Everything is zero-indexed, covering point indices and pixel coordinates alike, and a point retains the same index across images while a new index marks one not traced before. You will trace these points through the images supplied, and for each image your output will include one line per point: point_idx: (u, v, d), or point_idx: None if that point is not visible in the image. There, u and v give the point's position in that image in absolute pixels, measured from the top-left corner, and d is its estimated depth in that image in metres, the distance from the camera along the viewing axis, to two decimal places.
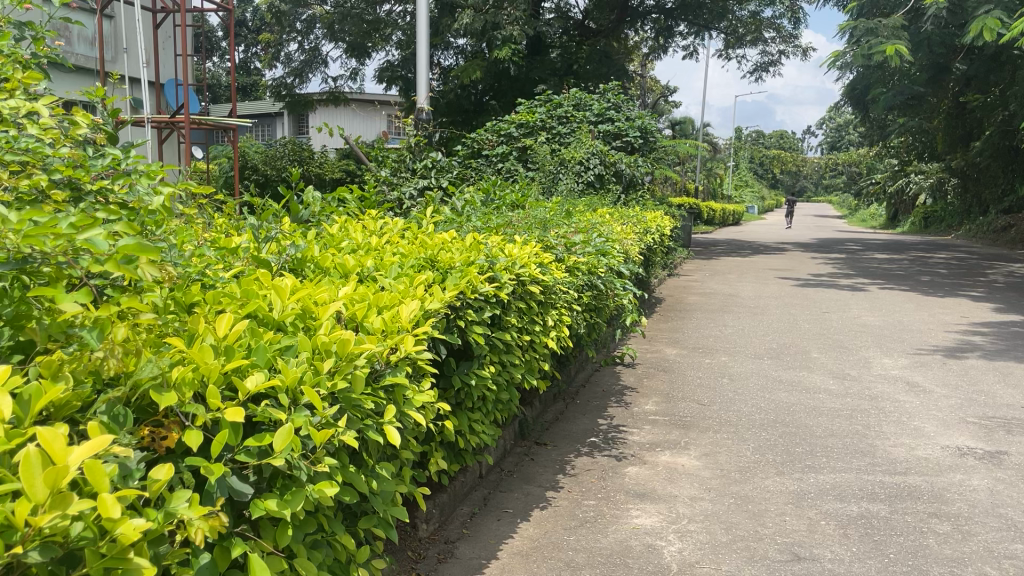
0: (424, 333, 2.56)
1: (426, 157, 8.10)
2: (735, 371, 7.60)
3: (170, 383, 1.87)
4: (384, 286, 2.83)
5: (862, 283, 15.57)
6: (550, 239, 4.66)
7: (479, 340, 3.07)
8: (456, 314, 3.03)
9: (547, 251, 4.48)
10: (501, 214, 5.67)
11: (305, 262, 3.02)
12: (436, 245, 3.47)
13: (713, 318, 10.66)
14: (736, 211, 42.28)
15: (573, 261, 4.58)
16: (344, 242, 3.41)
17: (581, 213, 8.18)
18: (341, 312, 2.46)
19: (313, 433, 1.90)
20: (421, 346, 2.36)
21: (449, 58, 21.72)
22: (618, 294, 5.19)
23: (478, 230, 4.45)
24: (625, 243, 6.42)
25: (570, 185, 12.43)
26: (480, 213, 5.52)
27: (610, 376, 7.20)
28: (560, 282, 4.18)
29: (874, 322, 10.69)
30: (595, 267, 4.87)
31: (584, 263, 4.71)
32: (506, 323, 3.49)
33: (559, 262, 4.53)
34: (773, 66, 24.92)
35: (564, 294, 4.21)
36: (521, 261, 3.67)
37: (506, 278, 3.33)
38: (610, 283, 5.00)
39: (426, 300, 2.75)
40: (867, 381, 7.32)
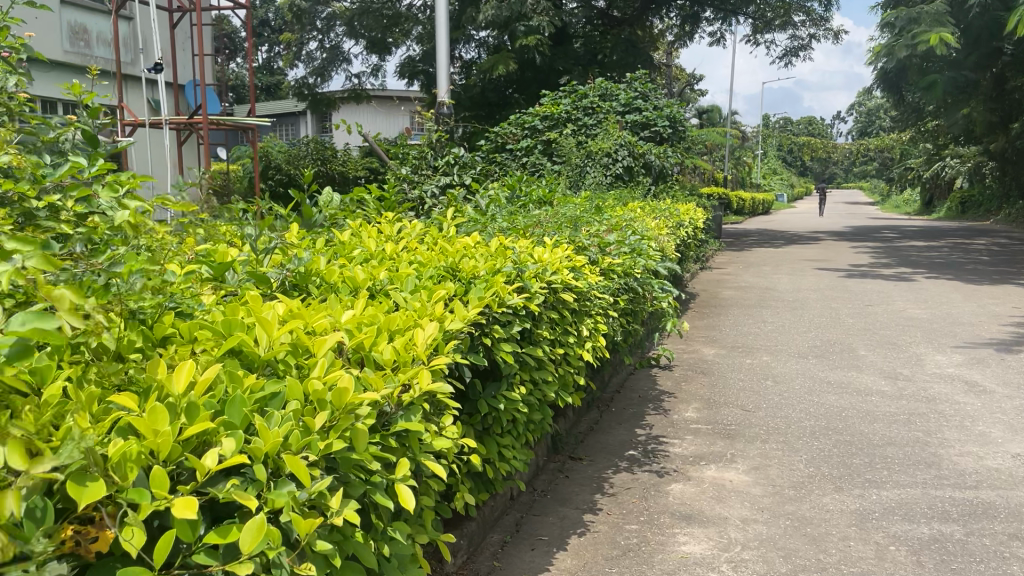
0: (444, 362, 2.23)
1: (448, 153, 7.79)
2: (778, 372, 7.18)
3: (107, 463, 1.54)
4: (398, 303, 2.50)
5: (905, 273, 14.98)
6: (582, 239, 4.30)
7: (508, 360, 2.70)
8: (481, 332, 2.68)
9: (580, 253, 4.11)
10: (527, 212, 5.32)
11: (310, 277, 2.74)
12: (458, 252, 3.12)
13: (750, 314, 10.22)
14: (766, 200, 41.55)
15: (608, 262, 4.20)
16: (355, 251, 3.09)
17: (611, 208, 7.81)
18: (342, 344, 2.13)
19: (297, 520, 1.60)
20: (437, 384, 2.02)
21: (471, 51, 21.38)
22: (657, 297, 4.82)
23: (503, 232, 4.09)
24: (662, 240, 6.05)
25: (598, 179, 12.04)
26: (505, 212, 5.18)
27: (646, 380, 6.84)
28: (595, 286, 3.81)
29: (921, 315, 10.18)
30: (632, 268, 4.51)
31: (620, 265, 4.34)
32: (537, 337, 3.14)
33: (593, 264, 4.16)
34: (803, 50, 24.29)
35: (599, 300, 3.84)
36: (553, 267, 3.31)
37: (536, 289, 2.97)
38: (648, 285, 4.64)
39: (447, 320, 2.40)
40: (922, 381, 6.86)
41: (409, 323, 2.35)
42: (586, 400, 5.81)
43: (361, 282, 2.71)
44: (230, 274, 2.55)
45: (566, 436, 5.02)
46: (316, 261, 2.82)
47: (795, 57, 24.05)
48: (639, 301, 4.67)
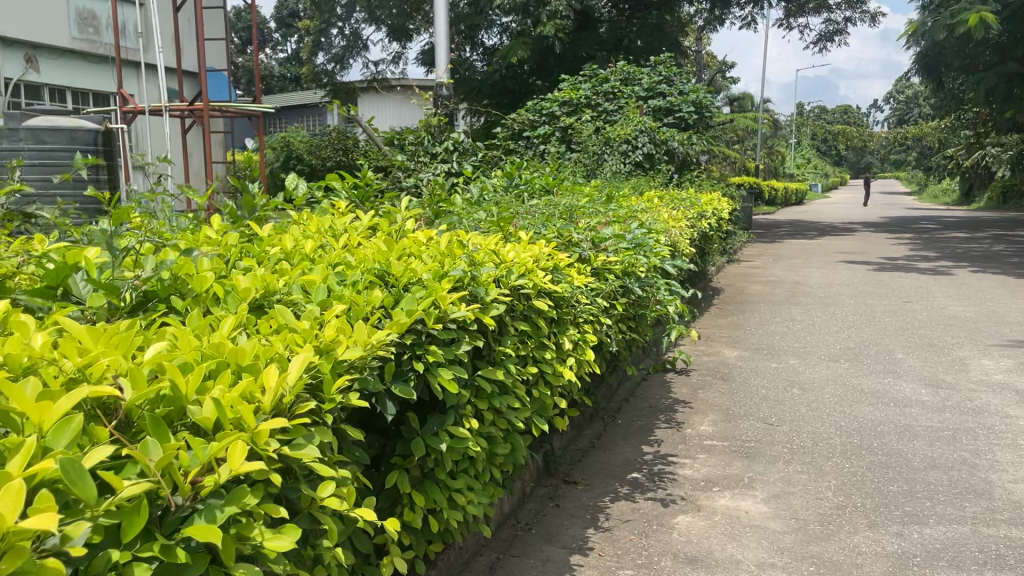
0: (304, 416, 1.69)
1: (447, 139, 7.22)
2: (806, 378, 6.52)
3: None
4: (285, 322, 1.98)
5: (945, 267, 14.13)
6: (573, 231, 3.72)
7: (447, 390, 2.13)
8: (410, 352, 2.12)
9: (568, 252, 3.54)
10: (523, 203, 4.79)
11: (180, 283, 2.38)
12: (401, 250, 2.57)
13: (778, 312, 9.53)
14: (798, 190, 40.48)
15: (601, 262, 3.64)
16: (269, 252, 2.61)
17: (624, 199, 7.18)
18: (139, 392, 1.62)
19: None
20: (250, 466, 1.48)
21: (493, 37, 20.63)
22: (662, 300, 4.21)
23: (482, 229, 3.53)
24: (679, 238, 5.45)
25: (616, 168, 11.38)
26: (495, 203, 4.65)
27: (659, 387, 6.22)
28: (580, 289, 3.23)
29: (963, 313, 9.42)
30: (633, 268, 3.89)
31: (617, 265, 3.74)
32: (499, 355, 2.60)
33: (584, 264, 3.58)
34: (839, 34, 23.35)
35: (585, 306, 3.25)
36: (523, 268, 2.73)
37: (489, 298, 2.40)
38: (653, 291, 4.05)
39: (337, 347, 1.85)
40: (967, 390, 6.16)
41: (269, 357, 1.83)
42: (588, 409, 5.26)
43: (251, 288, 2.19)
44: (79, 282, 2.25)
45: (560, 454, 4.46)
46: (191, 267, 2.39)
47: (830, 42, 23.11)
48: (643, 307, 4.06)
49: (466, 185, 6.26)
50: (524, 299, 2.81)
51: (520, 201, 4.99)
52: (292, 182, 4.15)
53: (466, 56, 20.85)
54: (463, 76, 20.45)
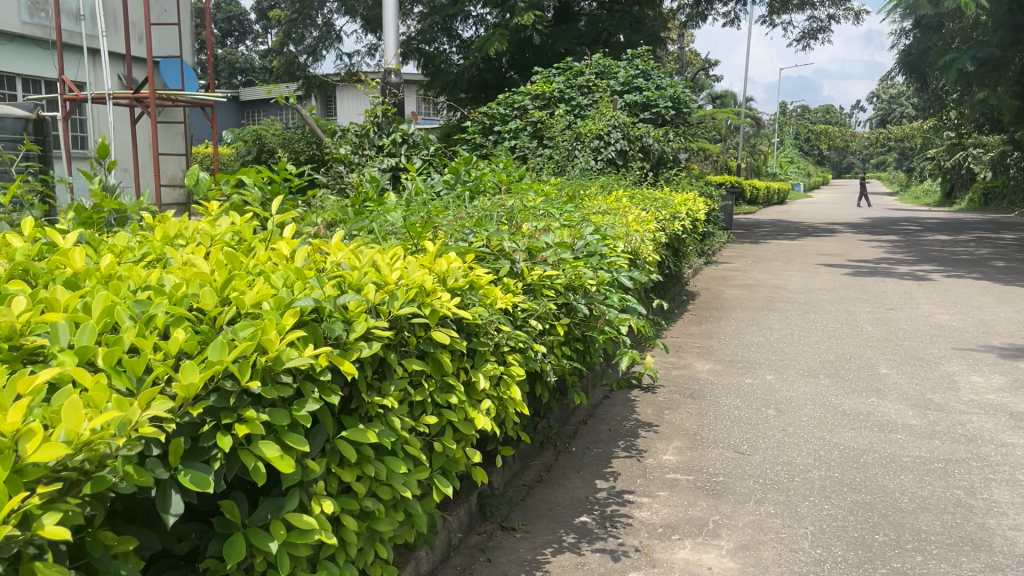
0: None
1: (395, 130, 6.60)
2: (783, 397, 5.96)
3: None
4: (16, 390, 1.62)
5: (928, 271, 13.67)
6: (506, 237, 3.15)
7: (262, 474, 1.73)
8: (213, 422, 1.78)
9: (494, 267, 3.00)
10: (466, 204, 4.24)
11: None
12: (243, 277, 2.16)
13: (755, 319, 9.00)
14: (781, 190, 40.20)
15: (536, 276, 3.07)
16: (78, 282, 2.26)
17: (588, 199, 6.62)
18: None
19: None
20: None
21: (470, 29, 20.08)
22: (611, 320, 3.46)
23: (392, 239, 3.05)
24: (644, 246, 4.91)
25: (588, 165, 10.76)
26: (430, 204, 4.12)
27: (621, 407, 5.65)
28: (502, 314, 2.65)
29: (949, 322, 8.93)
30: (580, 281, 3.31)
31: (561, 279, 3.18)
32: (375, 410, 2.04)
33: (516, 280, 3.03)
34: (822, 32, 22.96)
35: (509, 335, 2.67)
36: (413, 292, 2.17)
37: (349, 338, 1.93)
38: (601, 308, 3.44)
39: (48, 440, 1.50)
40: (958, 412, 5.62)
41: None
42: (538, 433, 4.67)
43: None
44: None
45: (499, 492, 3.88)
46: None
47: (813, 40, 22.68)
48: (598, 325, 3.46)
49: (412, 180, 5.70)
50: (422, 328, 2.27)
51: (465, 200, 4.46)
52: (194, 175, 3.72)
53: (443, 48, 20.18)
54: (438, 69, 19.85)
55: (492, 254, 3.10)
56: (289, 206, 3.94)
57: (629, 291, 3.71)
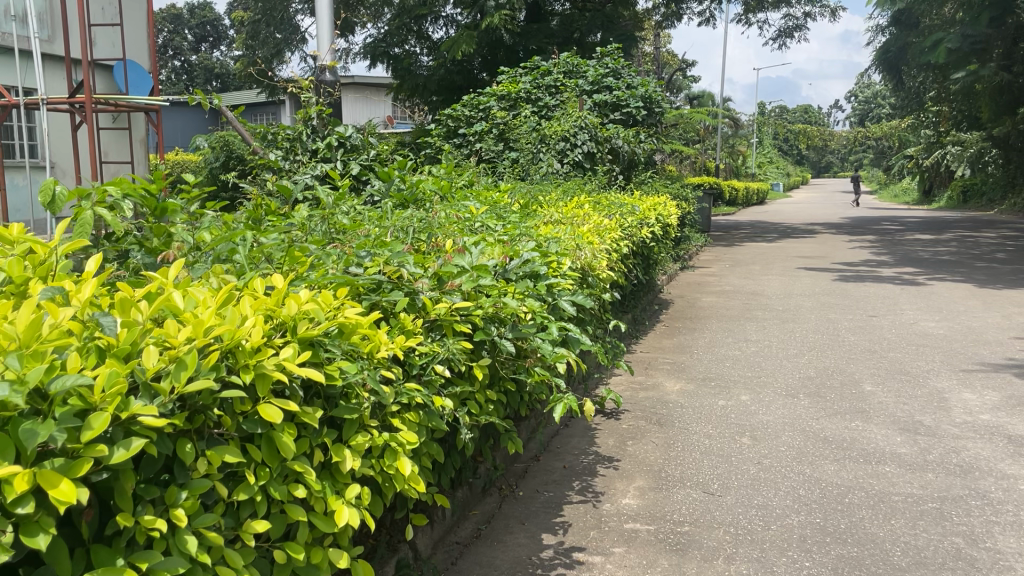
0: None
1: (331, 134, 5.99)
2: (758, 422, 5.40)
3: None
4: None
5: (910, 274, 13.21)
6: (408, 262, 2.60)
7: None
8: None
9: (386, 299, 2.48)
10: (393, 219, 3.71)
11: None
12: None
13: (731, 330, 8.46)
14: (761, 189, 39.89)
15: (445, 309, 2.52)
16: None
17: (544, 208, 6.07)
18: None
19: None
20: None
21: (440, 30, 19.54)
22: (545, 355, 2.89)
23: (262, 273, 2.57)
24: (597, 261, 4.34)
25: (553, 169, 10.17)
26: (345, 218, 3.60)
27: (580, 438, 5.07)
28: (378, 373, 2.12)
29: (935, 330, 8.42)
30: (503, 314, 2.78)
31: (480, 313, 2.65)
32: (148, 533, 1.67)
33: (420, 319, 2.49)
34: (799, 29, 22.58)
35: (389, 399, 2.17)
36: (213, 358, 1.80)
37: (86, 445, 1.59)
38: (532, 341, 2.86)
39: None
40: (950, 438, 5.10)
41: None
42: (480, 476, 4.04)
43: None
44: None
45: (425, 557, 3.22)
46: None
47: (789, 38, 22.32)
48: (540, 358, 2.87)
49: (351, 190, 5.13)
50: (237, 405, 1.88)
51: (390, 214, 3.95)
52: (47, 190, 3.23)
53: (412, 50, 19.56)
54: (407, 71, 19.22)
55: (399, 284, 2.53)
56: (177, 220, 3.41)
57: (575, 313, 3.18)
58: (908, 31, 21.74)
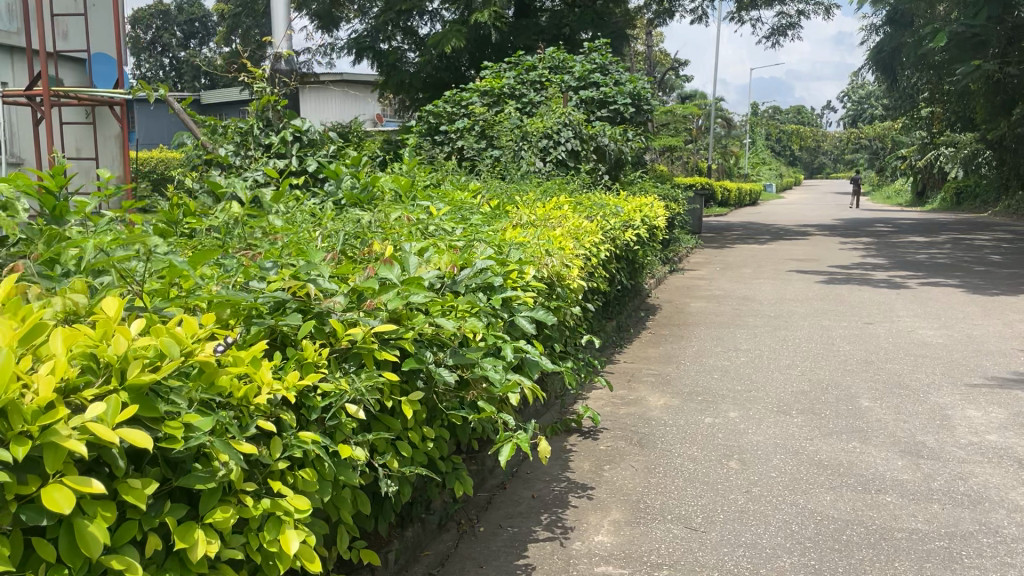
0: None
1: (285, 127, 5.60)
2: (747, 443, 4.98)
3: None
4: None
5: (904, 278, 12.85)
6: (318, 273, 2.17)
7: None
8: None
9: (282, 319, 2.06)
10: (336, 220, 3.31)
11: None
12: None
13: (721, 339, 8.04)
14: (753, 191, 39.54)
15: (360, 334, 2.08)
16: None
17: (516, 209, 5.66)
18: None
19: None
20: None
21: (426, 26, 19.13)
22: (495, 384, 2.46)
23: (142, 292, 2.16)
24: (568, 271, 3.85)
25: (535, 167, 9.69)
26: (278, 219, 3.19)
27: (552, 462, 4.64)
28: (240, 431, 1.79)
29: (933, 338, 8.01)
30: (439, 340, 2.36)
31: (406, 336, 2.20)
32: None
33: (327, 348, 2.08)
34: (792, 28, 22.22)
35: (264, 461, 1.84)
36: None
37: None
38: (477, 368, 2.42)
39: None
40: (956, 462, 4.69)
41: None
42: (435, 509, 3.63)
43: None
44: None
45: None
46: None
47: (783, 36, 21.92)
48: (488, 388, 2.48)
49: (307, 190, 4.69)
50: (28, 481, 1.56)
51: (334, 214, 3.55)
52: None
53: (399, 46, 19.02)
54: (394, 67, 18.73)
55: (307, 303, 2.12)
56: (85, 218, 2.96)
57: (533, 331, 2.79)
58: (903, 30, 21.38)
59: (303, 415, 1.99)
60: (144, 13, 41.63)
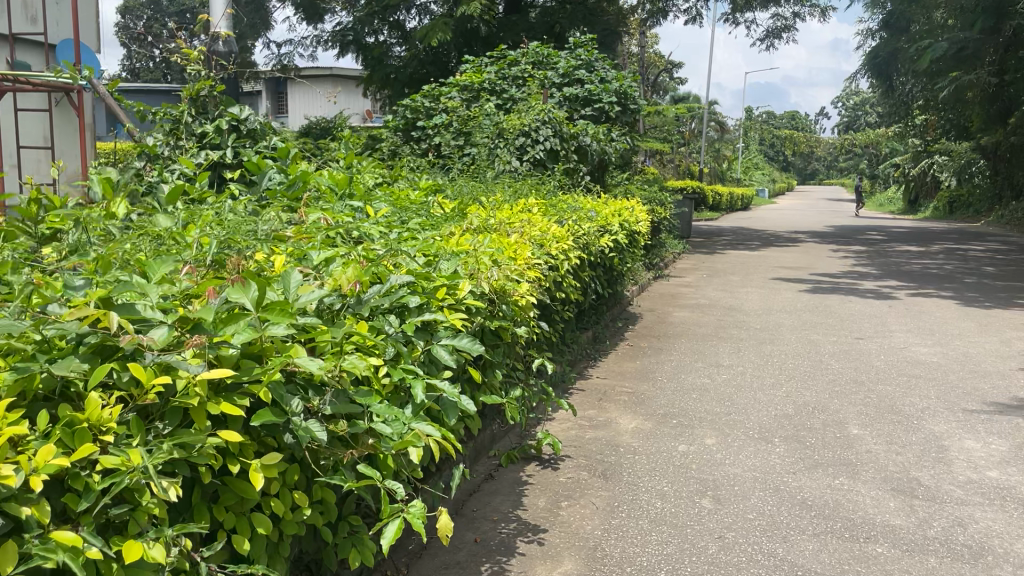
0: None
1: (222, 115, 5.12)
2: (723, 476, 4.48)
3: None
4: None
5: (895, 288, 12.42)
6: (127, 301, 1.89)
7: None
8: None
9: (65, 355, 1.80)
10: (232, 220, 2.95)
11: None
12: None
13: (703, 353, 7.54)
14: (744, 195, 39.21)
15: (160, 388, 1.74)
16: None
17: (474, 209, 5.20)
18: None
19: None
20: None
21: (414, 20, 18.53)
22: (383, 442, 2.06)
23: None
24: (515, 285, 3.28)
25: (510, 166, 9.16)
26: (168, 217, 2.90)
27: (504, 497, 4.14)
28: None
29: (927, 357, 7.53)
30: (296, 384, 1.97)
31: (242, 385, 1.84)
32: None
33: (114, 399, 1.76)
34: (787, 31, 21.76)
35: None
36: None
37: None
38: (357, 424, 2.03)
39: None
40: (953, 503, 4.21)
41: None
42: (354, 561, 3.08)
43: None
44: None
45: None
46: None
47: (777, 40, 21.44)
48: (379, 443, 2.07)
49: (244, 184, 4.29)
50: None
51: (245, 214, 3.24)
52: None
53: (385, 41, 18.52)
54: (379, 61, 18.17)
55: (107, 336, 1.81)
56: None
57: (451, 367, 2.38)
58: (898, 36, 20.96)
59: (76, 501, 1.64)
60: (136, 2, 41.30)
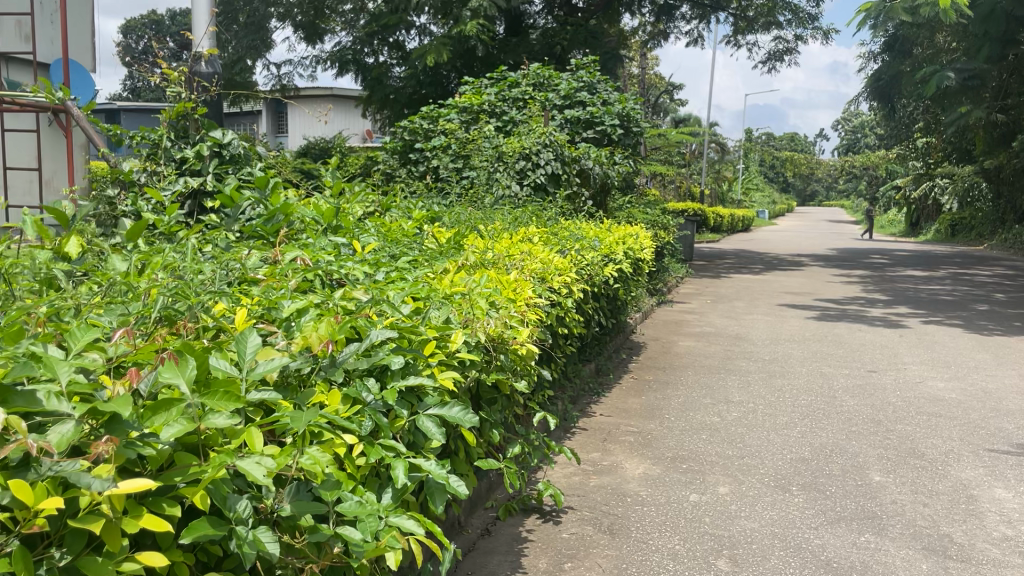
0: None
1: (202, 140, 4.89)
2: (740, 532, 4.13)
3: None
4: None
5: (904, 316, 12.08)
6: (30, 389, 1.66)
7: None
8: None
9: None
10: (186, 265, 2.75)
11: None
12: None
13: (711, 387, 7.19)
14: (745, 216, 38.94)
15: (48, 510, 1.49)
16: None
17: (470, 239, 4.92)
18: None
19: None
20: None
21: (414, 40, 18.26)
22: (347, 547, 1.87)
23: None
24: (514, 331, 2.94)
25: (509, 191, 8.86)
26: (124, 265, 2.72)
27: (503, 556, 3.79)
28: None
29: (945, 393, 7.18)
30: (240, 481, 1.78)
31: (166, 485, 1.67)
32: None
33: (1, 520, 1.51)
34: (789, 53, 21.54)
35: None
36: None
37: None
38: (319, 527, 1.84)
39: None
40: (991, 565, 3.86)
41: None
42: None
43: None
44: None
45: None
46: None
47: (779, 62, 21.22)
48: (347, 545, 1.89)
49: (223, 213, 4.05)
50: None
51: (213, 256, 3.02)
52: None
53: (384, 61, 18.28)
54: (377, 81, 17.91)
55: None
56: None
57: (439, 441, 2.16)
58: (901, 58, 20.77)
59: None
60: (137, 22, 41.29)
